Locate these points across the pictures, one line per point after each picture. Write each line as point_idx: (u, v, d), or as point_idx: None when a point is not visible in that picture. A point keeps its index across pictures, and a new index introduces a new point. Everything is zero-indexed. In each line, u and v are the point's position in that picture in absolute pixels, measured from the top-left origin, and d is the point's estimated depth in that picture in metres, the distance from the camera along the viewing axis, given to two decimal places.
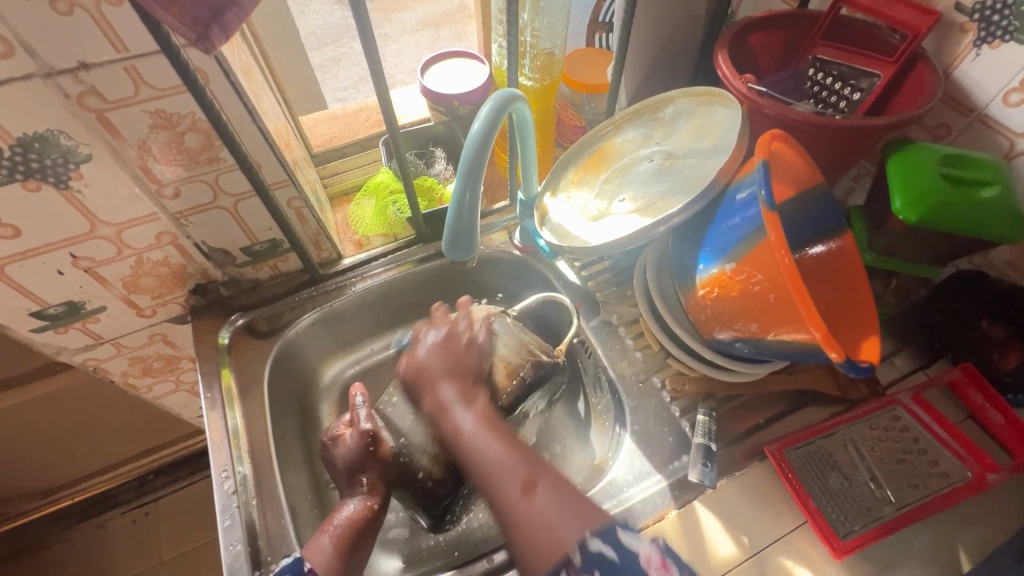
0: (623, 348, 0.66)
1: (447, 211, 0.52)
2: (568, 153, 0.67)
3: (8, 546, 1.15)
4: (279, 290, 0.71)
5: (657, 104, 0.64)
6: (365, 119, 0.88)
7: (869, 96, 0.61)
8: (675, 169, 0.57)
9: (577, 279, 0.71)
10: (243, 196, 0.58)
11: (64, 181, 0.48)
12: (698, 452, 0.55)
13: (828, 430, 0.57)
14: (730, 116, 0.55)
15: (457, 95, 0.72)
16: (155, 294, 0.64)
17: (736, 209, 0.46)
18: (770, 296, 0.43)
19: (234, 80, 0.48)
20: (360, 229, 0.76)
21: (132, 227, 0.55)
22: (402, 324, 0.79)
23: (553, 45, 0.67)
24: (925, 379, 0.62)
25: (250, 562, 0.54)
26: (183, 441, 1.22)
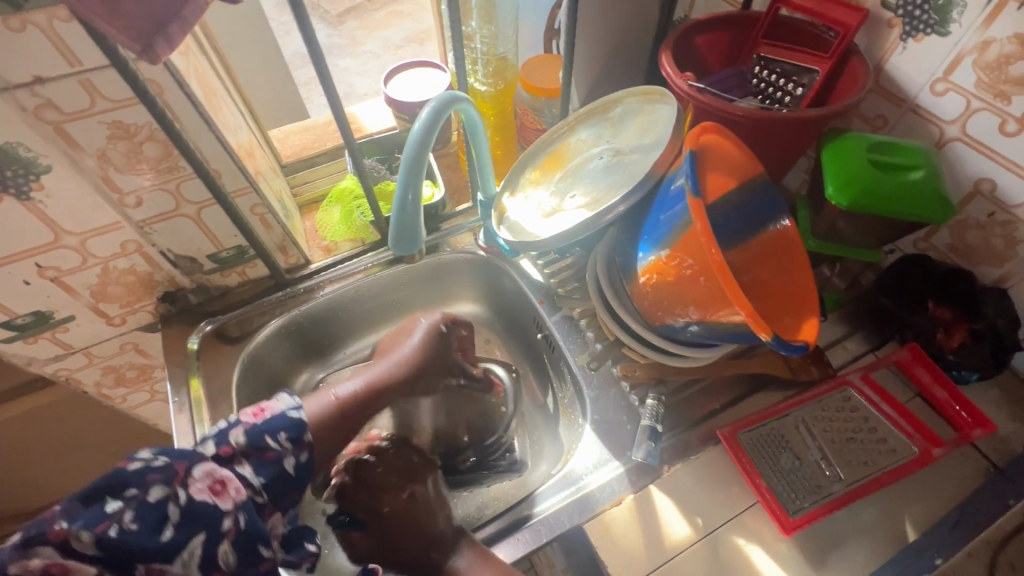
0: (584, 341, 0.67)
1: (391, 209, 0.53)
2: (526, 154, 0.70)
3: None
4: (249, 296, 0.72)
5: (606, 105, 0.66)
6: (335, 130, 0.90)
7: (810, 91, 0.64)
8: (621, 164, 0.60)
9: (540, 277, 0.73)
10: (205, 205, 0.59)
11: (26, 192, 0.49)
12: (644, 432, 0.58)
13: (780, 413, 0.59)
14: (671, 111, 0.58)
15: (419, 103, 0.75)
16: (123, 302, 0.65)
17: (669, 199, 0.48)
18: (701, 280, 0.45)
19: (188, 90, 0.50)
20: (327, 234, 0.77)
21: (96, 236, 0.56)
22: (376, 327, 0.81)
23: (506, 51, 0.70)
24: (875, 359, 0.64)
25: None
26: None
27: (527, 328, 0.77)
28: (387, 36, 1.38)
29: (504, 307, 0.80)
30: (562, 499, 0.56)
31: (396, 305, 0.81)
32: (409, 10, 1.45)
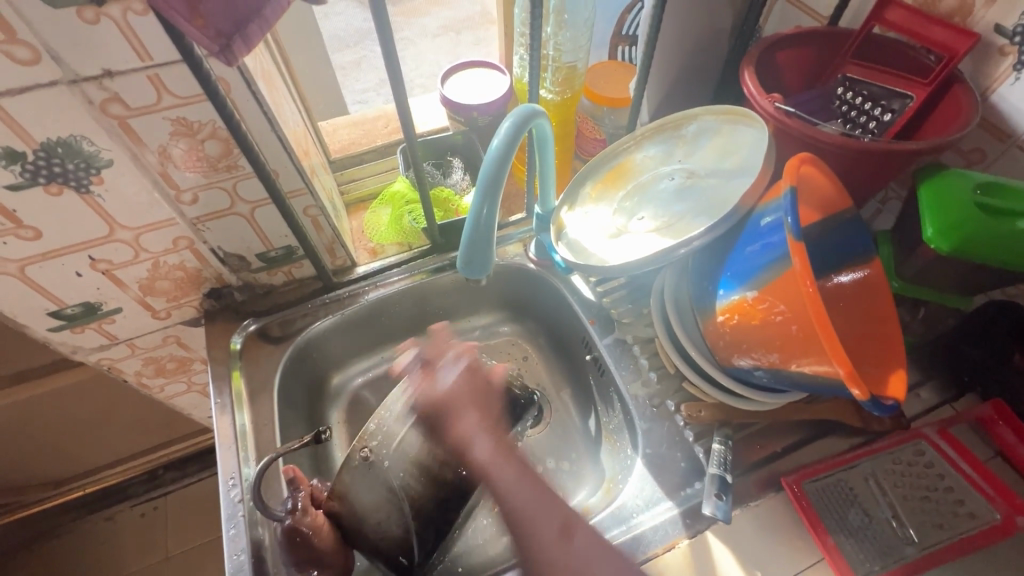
0: (637, 368, 0.64)
1: (464, 226, 0.51)
2: (587, 167, 0.66)
3: (21, 535, 1.17)
4: (293, 296, 0.71)
5: (679, 121, 0.63)
6: (383, 126, 0.88)
7: (901, 118, 0.59)
8: (696, 188, 0.56)
9: (592, 295, 0.70)
10: (259, 204, 0.58)
11: (85, 185, 0.48)
12: (713, 482, 0.53)
13: (848, 463, 0.55)
14: (757, 136, 0.54)
15: (478, 106, 0.72)
16: (170, 297, 0.64)
17: (759, 238, 0.45)
18: (792, 328, 0.41)
19: (255, 89, 0.48)
20: (375, 237, 0.76)
21: (150, 232, 0.55)
22: (425, 331, 0.79)
23: (575, 58, 0.67)
24: (953, 413, 0.60)
25: (253, 573, 0.53)
26: (193, 438, 1.23)
27: (573, 348, 0.75)
28: (430, 25, 1.34)
29: (549, 325, 0.78)
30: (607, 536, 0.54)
31: (436, 312, 0.78)
32: None
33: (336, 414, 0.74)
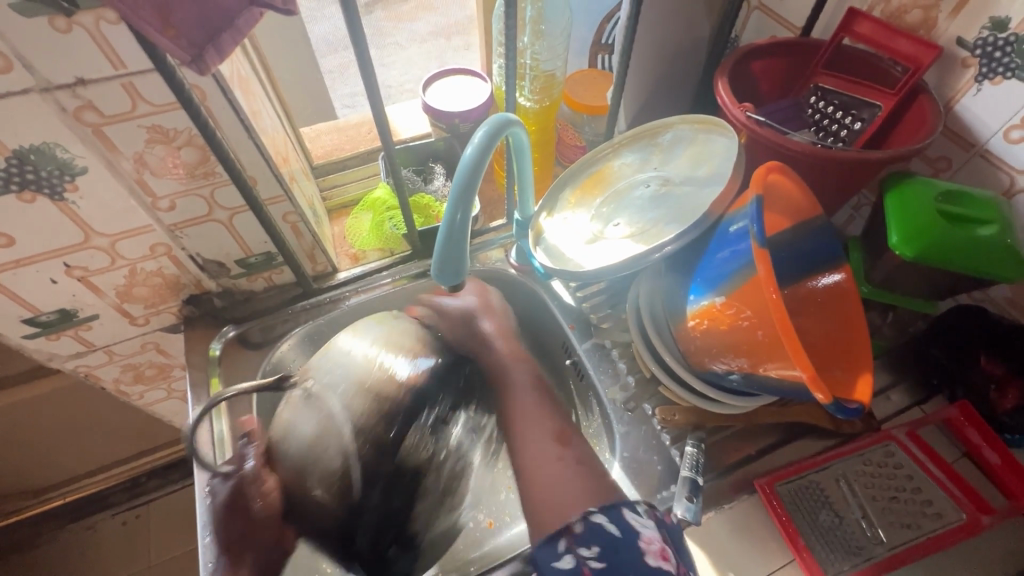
0: (615, 372, 0.66)
1: (438, 231, 0.51)
2: (565, 173, 0.68)
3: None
4: (273, 303, 0.71)
5: (655, 129, 0.64)
6: (367, 132, 0.88)
7: (870, 126, 0.61)
8: (671, 195, 0.57)
9: (573, 301, 0.72)
10: (238, 211, 0.58)
11: (59, 192, 0.48)
12: (684, 485, 0.54)
13: (820, 465, 0.57)
14: (728, 145, 0.55)
15: (458, 113, 0.73)
16: (148, 303, 0.64)
17: (728, 244, 0.46)
18: (758, 333, 0.42)
19: (231, 97, 0.48)
20: (357, 243, 0.76)
21: (126, 238, 0.55)
22: None
23: (554, 67, 0.68)
24: (921, 416, 0.61)
25: None
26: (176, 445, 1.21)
27: (553, 353, 0.76)
28: (416, 30, 1.35)
29: (531, 331, 0.78)
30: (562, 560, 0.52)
31: None
32: (439, 4, 1.41)
33: None
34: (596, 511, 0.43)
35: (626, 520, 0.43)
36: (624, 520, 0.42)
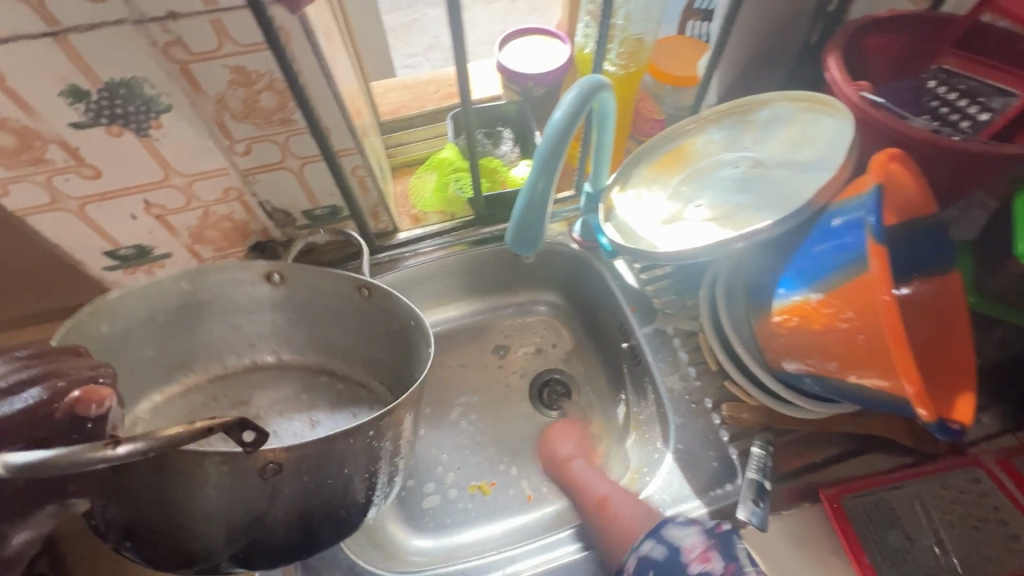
0: (675, 361, 0.63)
1: (517, 199, 0.48)
2: (644, 148, 0.64)
3: None
4: (334, 257, 0.71)
5: (750, 105, 0.59)
6: (434, 91, 0.85)
7: (1001, 117, 0.53)
8: (761, 179, 0.53)
9: (635, 283, 0.69)
10: (310, 160, 0.57)
11: (145, 128, 0.48)
12: (749, 487, 0.53)
13: (894, 483, 0.53)
14: (837, 126, 0.50)
15: (533, 75, 0.70)
16: (217, 247, 0.65)
17: (830, 236, 0.42)
18: (858, 338, 0.38)
19: (315, 42, 0.47)
20: (419, 203, 0.75)
21: (203, 180, 0.55)
22: (463, 302, 0.81)
23: (644, 30, 0.63)
24: (1014, 443, 0.56)
25: None
26: None
27: (606, 333, 0.75)
28: None
29: (586, 309, 0.78)
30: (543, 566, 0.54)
31: (476, 285, 0.80)
32: None
33: None
34: (643, 543, 0.47)
35: (669, 538, 0.47)
36: (668, 540, 0.46)
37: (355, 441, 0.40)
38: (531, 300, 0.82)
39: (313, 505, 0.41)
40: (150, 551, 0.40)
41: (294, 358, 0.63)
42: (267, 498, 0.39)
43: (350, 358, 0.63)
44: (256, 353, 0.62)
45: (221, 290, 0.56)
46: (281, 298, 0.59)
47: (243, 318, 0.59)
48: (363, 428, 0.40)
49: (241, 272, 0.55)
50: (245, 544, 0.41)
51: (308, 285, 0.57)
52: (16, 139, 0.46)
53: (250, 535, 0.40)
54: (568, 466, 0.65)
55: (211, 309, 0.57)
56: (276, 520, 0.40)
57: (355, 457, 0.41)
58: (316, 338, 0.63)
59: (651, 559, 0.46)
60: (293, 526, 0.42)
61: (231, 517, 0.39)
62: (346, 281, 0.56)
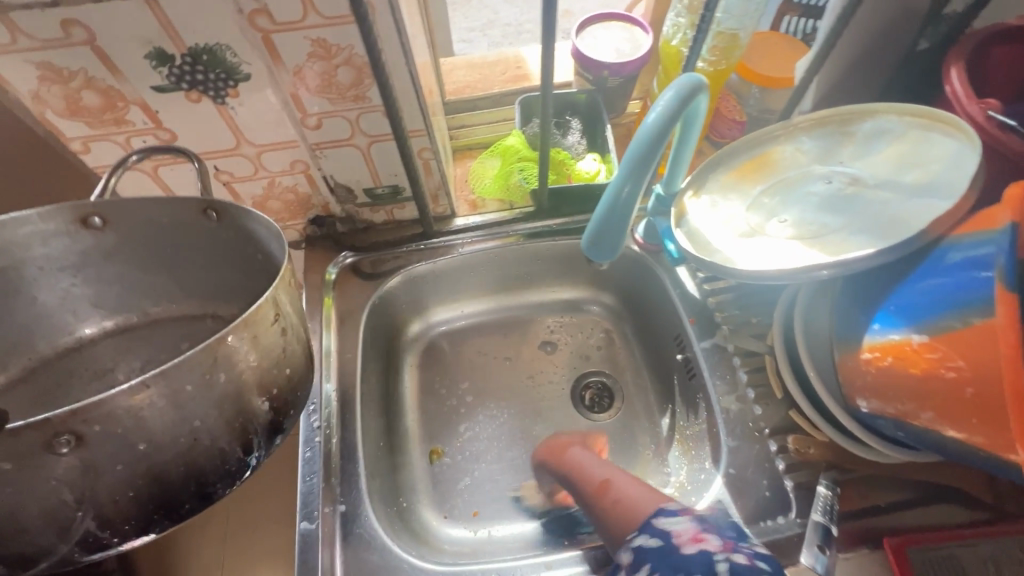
0: (734, 380, 0.60)
1: (600, 203, 0.47)
2: (724, 151, 0.60)
3: None
4: (391, 237, 0.71)
5: (851, 115, 0.54)
6: (501, 72, 0.83)
7: None
8: (858, 199, 0.49)
9: (697, 292, 0.66)
10: (379, 139, 0.56)
11: (222, 96, 0.48)
12: (815, 531, 0.50)
13: (968, 540, 0.49)
14: (955, 149, 0.45)
15: (609, 65, 0.67)
16: (278, 217, 0.65)
17: (944, 271, 0.38)
18: (966, 390, 0.34)
19: (398, 18, 0.45)
20: (479, 190, 0.73)
21: (272, 151, 0.55)
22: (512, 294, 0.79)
23: (739, 24, 0.58)
24: None
25: (302, 501, 0.54)
26: None
27: (658, 340, 0.73)
28: None
29: (640, 313, 0.75)
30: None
31: (528, 278, 0.78)
32: None
33: (411, 359, 0.76)
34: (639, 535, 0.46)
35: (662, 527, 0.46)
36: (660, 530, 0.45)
37: (191, 388, 0.39)
38: (583, 298, 0.80)
39: (168, 465, 0.41)
40: None
41: (127, 320, 0.62)
42: (85, 483, 0.38)
43: (217, 295, 0.62)
44: (77, 325, 0.60)
45: (16, 252, 0.51)
46: (112, 244, 0.54)
47: (64, 280, 0.55)
48: (181, 370, 0.37)
49: (51, 226, 0.50)
50: (97, 520, 0.40)
51: (139, 219, 0.52)
52: (101, 98, 0.46)
53: (95, 511, 0.40)
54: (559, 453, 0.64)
55: (24, 280, 0.53)
56: (117, 494, 0.40)
57: (204, 401, 0.40)
58: (175, 277, 0.60)
59: (650, 547, 0.44)
60: (150, 490, 0.41)
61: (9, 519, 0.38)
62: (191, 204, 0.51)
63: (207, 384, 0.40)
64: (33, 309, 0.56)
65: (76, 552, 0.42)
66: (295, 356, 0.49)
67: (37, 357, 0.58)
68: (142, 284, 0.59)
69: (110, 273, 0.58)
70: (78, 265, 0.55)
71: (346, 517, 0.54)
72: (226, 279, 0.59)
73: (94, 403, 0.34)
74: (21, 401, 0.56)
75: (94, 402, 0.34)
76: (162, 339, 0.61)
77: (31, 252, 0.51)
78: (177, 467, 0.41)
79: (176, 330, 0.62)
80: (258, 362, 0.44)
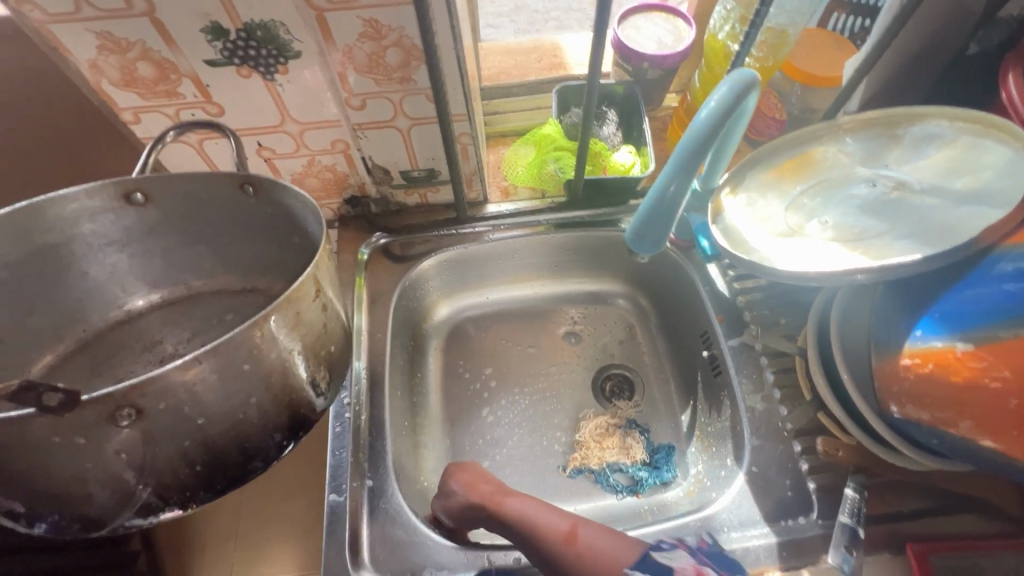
0: (760, 380, 0.61)
1: (645, 195, 0.47)
2: (765, 147, 0.58)
3: None
4: (422, 220, 0.71)
5: (899, 118, 0.54)
6: (537, 59, 0.82)
7: None
8: (905, 204, 0.48)
9: (726, 290, 0.66)
10: (420, 122, 0.56)
11: (271, 73, 0.48)
12: (841, 532, 0.50)
13: (992, 551, 0.49)
14: (1009, 158, 0.44)
15: (650, 57, 0.66)
16: (315, 195, 0.66)
17: (994, 281, 0.39)
18: (1009, 402, 0.36)
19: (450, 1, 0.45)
20: (511, 177, 0.74)
21: (315, 129, 0.56)
22: (538, 283, 0.80)
23: (789, 21, 0.61)
24: None
25: (332, 474, 0.55)
26: None
27: (683, 337, 0.73)
28: None
29: (666, 308, 0.76)
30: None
31: (555, 268, 0.79)
32: None
33: (436, 342, 0.77)
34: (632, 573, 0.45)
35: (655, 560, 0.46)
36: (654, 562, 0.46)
37: (248, 368, 0.42)
38: (608, 291, 0.81)
39: (219, 437, 0.44)
40: (51, 519, 0.43)
41: (170, 295, 0.65)
42: (145, 452, 0.41)
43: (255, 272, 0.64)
44: (126, 298, 0.63)
45: (66, 228, 0.54)
46: (155, 219, 0.57)
47: (109, 254, 0.59)
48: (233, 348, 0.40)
49: (97, 201, 0.53)
50: (155, 488, 0.43)
51: (180, 194, 0.55)
52: (155, 70, 0.47)
53: (154, 479, 0.43)
54: (504, 496, 0.52)
55: (76, 253, 0.56)
56: (174, 465, 0.43)
57: (251, 377, 0.43)
58: (215, 252, 0.62)
59: None
60: (203, 459, 0.44)
61: (74, 481, 0.40)
62: (227, 178, 0.53)
63: (256, 361, 0.42)
64: (84, 282, 0.59)
65: (133, 519, 0.45)
66: (335, 335, 0.51)
67: (90, 329, 0.62)
68: (182, 258, 0.62)
69: (152, 247, 0.61)
70: (124, 241, 0.58)
71: (373, 492, 0.55)
72: (266, 253, 0.61)
73: (150, 377, 0.37)
74: (75, 370, 0.59)
75: (150, 376, 0.37)
76: (205, 312, 0.64)
77: (80, 228, 0.54)
78: (227, 440, 0.44)
79: (215, 304, 0.65)
80: (300, 343, 0.46)
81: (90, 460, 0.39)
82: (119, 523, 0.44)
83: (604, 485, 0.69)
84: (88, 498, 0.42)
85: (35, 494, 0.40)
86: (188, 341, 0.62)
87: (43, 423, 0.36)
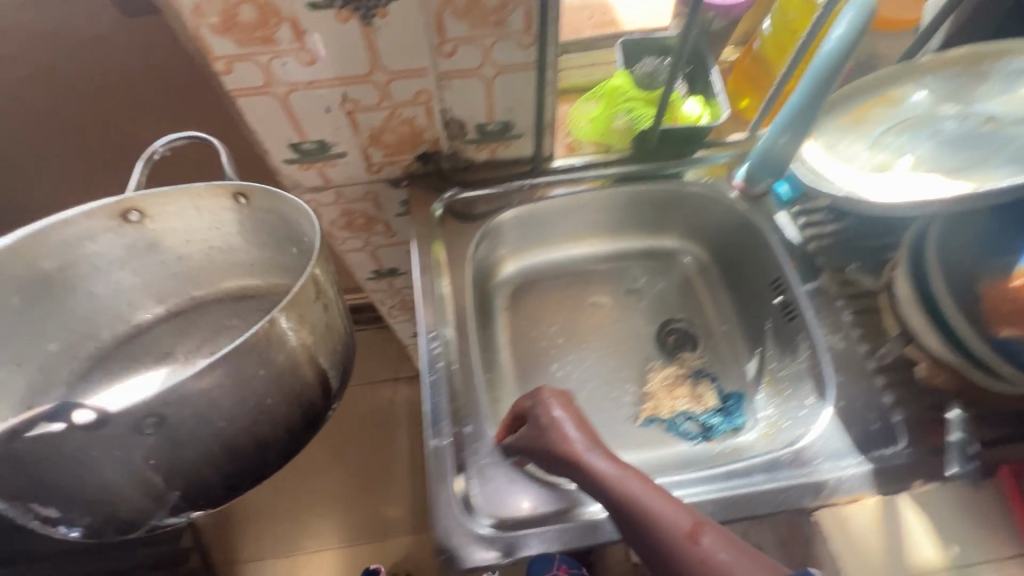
0: (836, 321, 0.62)
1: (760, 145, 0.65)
2: (849, 86, 0.57)
3: None
4: (491, 176, 0.71)
5: (991, 53, 0.53)
6: (589, 14, 0.80)
7: None
8: (997, 138, 0.51)
9: (797, 237, 0.67)
10: (505, 70, 0.57)
11: (371, 16, 0.49)
12: (953, 448, 0.53)
13: None
14: None
15: (719, 5, 0.66)
16: (389, 152, 0.65)
17: None
18: None
19: None
20: (576, 132, 0.74)
21: (402, 79, 0.56)
22: (601, 240, 0.81)
23: None
24: None
25: (432, 420, 0.55)
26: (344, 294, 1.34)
27: (749, 289, 0.74)
28: None
29: (729, 261, 0.77)
30: (707, 493, 0.53)
31: (618, 224, 0.79)
32: None
33: (502, 300, 0.78)
34: None
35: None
36: None
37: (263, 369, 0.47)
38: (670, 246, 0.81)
39: (237, 437, 0.49)
40: (88, 522, 0.48)
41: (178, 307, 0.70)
42: (171, 457, 0.46)
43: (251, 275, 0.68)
44: (133, 313, 0.67)
45: (72, 251, 0.57)
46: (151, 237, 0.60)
47: (113, 273, 0.62)
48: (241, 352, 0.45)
49: (98, 224, 0.56)
50: (182, 489, 0.49)
51: (176, 212, 0.58)
52: (257, 15, 0.47)
53: (182, 481, 0.49)
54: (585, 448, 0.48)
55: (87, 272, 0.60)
56: (200, 466, 0.49)
57: (263, 370, 0.48)
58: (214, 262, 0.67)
59: None
60: (225, 458, 0.50)
61: (113, 489, 0.46)
62: (220, 191, 0.56)
63: (269, 362, 0.47)
64: (92, 301, 0.63)
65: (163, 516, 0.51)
66: (336, 329, 0.56)
67: (101, 345, 0.67)
68: (186, 273, 0.67)
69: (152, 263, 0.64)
70: (125, 259, 0.61)
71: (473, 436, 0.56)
72: (260, 259, 0.65)
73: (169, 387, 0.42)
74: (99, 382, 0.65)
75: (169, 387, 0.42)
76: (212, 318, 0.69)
77: (84, 249, 0.57)
78: (244, 434, 0.50)
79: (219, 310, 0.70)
80: (305, 336, 0.50)
81: (124, 471, 0.45)
82: (151, 521, 0.51)
83: (674, 433, 0.71)
84: (124, 504, 0.47)
85: (73, 503, 0.46)
86: (199, 349, 0.67)
87: (75, 442, 0.41)
